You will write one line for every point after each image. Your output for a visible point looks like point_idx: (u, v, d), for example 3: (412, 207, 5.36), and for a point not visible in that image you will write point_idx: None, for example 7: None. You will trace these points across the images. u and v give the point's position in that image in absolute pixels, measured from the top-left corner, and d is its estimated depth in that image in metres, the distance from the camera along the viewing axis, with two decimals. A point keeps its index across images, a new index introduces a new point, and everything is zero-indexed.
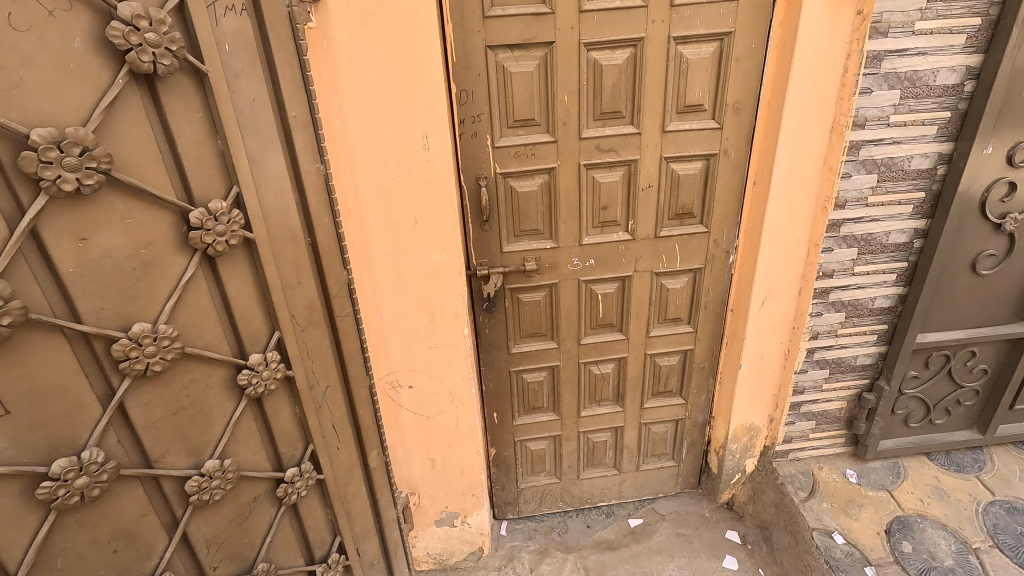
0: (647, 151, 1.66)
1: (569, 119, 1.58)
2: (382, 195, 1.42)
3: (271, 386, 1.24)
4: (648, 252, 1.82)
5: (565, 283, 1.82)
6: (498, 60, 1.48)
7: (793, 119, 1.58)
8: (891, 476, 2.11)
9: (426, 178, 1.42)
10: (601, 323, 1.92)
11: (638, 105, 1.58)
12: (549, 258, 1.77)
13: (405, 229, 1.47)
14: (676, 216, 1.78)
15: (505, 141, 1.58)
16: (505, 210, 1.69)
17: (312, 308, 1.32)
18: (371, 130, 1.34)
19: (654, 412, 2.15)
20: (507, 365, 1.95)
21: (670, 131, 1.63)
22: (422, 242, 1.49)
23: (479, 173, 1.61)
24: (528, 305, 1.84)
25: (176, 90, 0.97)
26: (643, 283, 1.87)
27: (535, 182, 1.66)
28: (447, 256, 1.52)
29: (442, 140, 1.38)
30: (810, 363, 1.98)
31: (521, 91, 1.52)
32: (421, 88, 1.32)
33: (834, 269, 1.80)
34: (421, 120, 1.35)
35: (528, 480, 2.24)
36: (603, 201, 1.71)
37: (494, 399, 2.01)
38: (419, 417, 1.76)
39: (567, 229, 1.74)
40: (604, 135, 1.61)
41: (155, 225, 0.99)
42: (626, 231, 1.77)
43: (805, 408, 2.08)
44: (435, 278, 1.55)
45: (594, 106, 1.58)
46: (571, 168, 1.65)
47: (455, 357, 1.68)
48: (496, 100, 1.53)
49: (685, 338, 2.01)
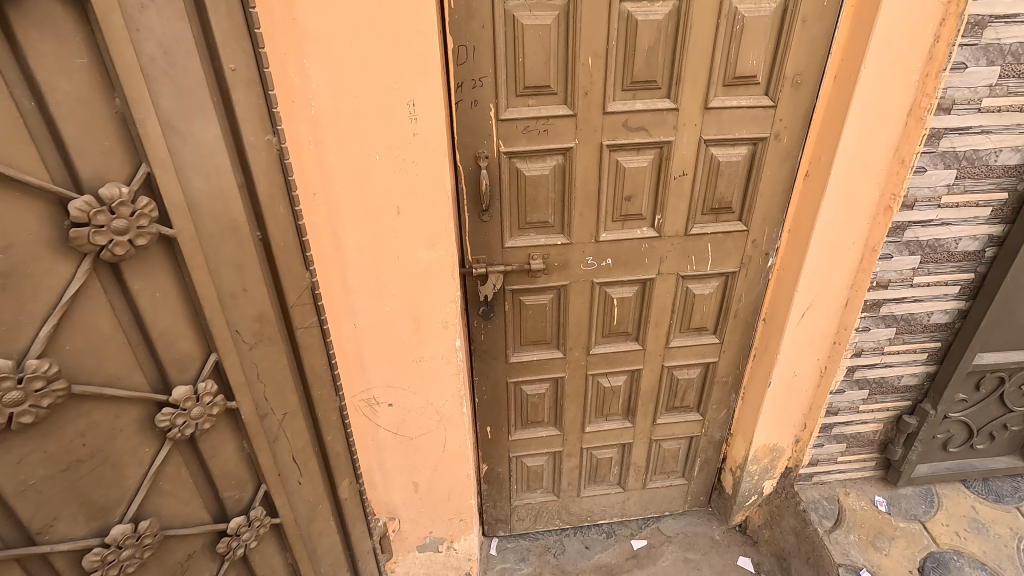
0: (684, 132, 1.36)
1: (593, 88, 1.27)
2: (357, 176, 1.12)
3: (207, 425, 0.97)
4: (675, 253, 1.54)
5: (576, 285, 1.55)
6: (508, 8, 1.16)
7: (867, 98, 1.29)
8: (924, 505, 1.93)
9: (412, 157, 1.12)
10: (614, 332, 1.66)
11: (677, 73, 1.28)
12: (559, 256, 1.49)
13: (386, 219, 1.18)
14: (711, 211, 1.49)
15: (512, 113, 1.28)
16: (510, 198, 1.39)
17: (263, 321, 1.05)
18: (339, 90, 1.03)
19: (667, 428, 1.92)
20: (504, 376, 1.69)
21: (713, 108, 1.33)
22: (407, 236, 1.20)
23: (478, 151, 1.31)
24: (532, 309, 1.57)
25: (42, 22, 0.67)
26: (667, 288, 1.60)
27: (546, 164, 1.36)
28: (437, 254, 1.24)
29: (435, 110, 1.08)
30: (849, 382, 1.75)
31: (535, 50, 1.21)
32: (409, 39, 1.01)
33: (890, 279, 1.55)
34: (407, 82, 1.04)
35: (523, 497, 2.01)
36: (627, 191, 1.42)
37: (489, 412, 1.76)
38: (400, 438, 1.50)
39: (582, 223, 1.45)
40: (634, 110, 1.31)
41: (18, 219, 0.70)
42: (651, 227, 1.49)
43: (836, 430, 1.85)
44: (422, 280, 1.27)
45: (623, 74, 1.27)
46: (591, 149, 1.35)
47: (445, 373, 1.41)
48: (503, 62, 1.22)
49: (707, 350, 1.75)
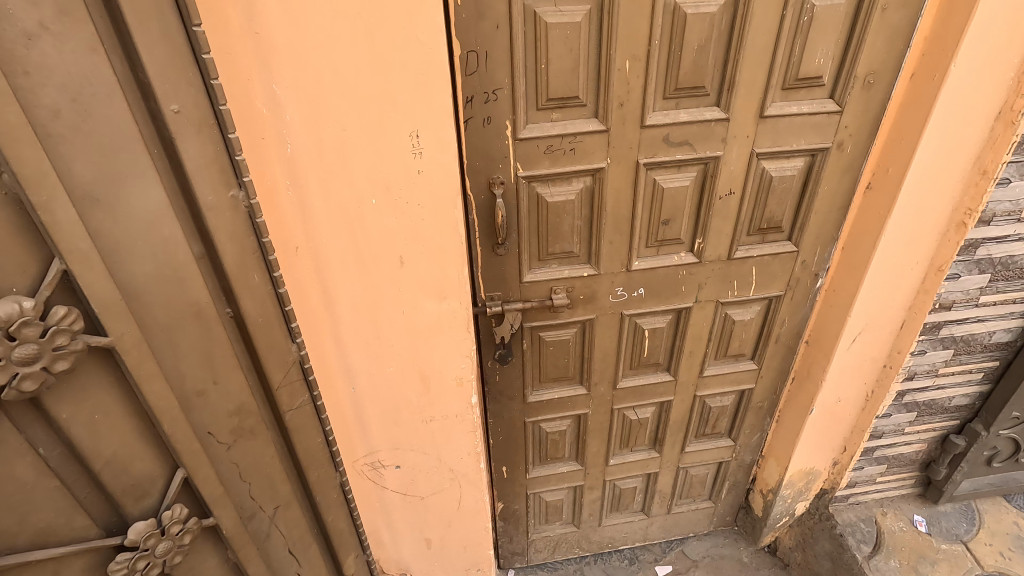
0: (734, 145, 1.15)
1: (629, 98, 1.05)
2: (347, 223, 0.90)
3: (178, 556, 0.78)
4: (715, 278, 1.35)
5: (604, 318, 1.36)
6: (527, 3, 0.93)
7: (952, 101, 1.08)
8: (965, 523, 1.82)
9: (415, 198, 0.90)
10: (643, 364, 1.49)
11: (730, 77, 1.06)
12: (585, 288, 1.29)
13: (386, 271, 0.96)
14: (759, 231, 1.30)
15: (532, 130, 1.06)
16: (529, 227, 1.18)
17: (242, 413, 0.84)
18: (321, 120, 0.80)
19: (696, 456, 1.77)
20: (522, 416, 1.51)
21: (770, 116, 1.12)
22: (412, 289, 0.99)
23: (492, 176, 1.09)
24: (553, 345, 1.38)
25: None
26: (704, 316, 1.41)
27: (572, 187, 1.15)
28: (447, 307, 1.03)
29: (443, 140, 0.85)
30: (897, 406, 1.59)
31: (562, 54, 0.98)
32: (409, 53, 0.78)
33: (955, 299, 1.38)
34: (407, 107, 0.82)
35: (542, 530, 1.87)
36: (665, 213, 1.22)
37: (505, 451, 1.59)
38: (410, 498, 1.33)
39: (612, 251, 1.25)
40: (677, 122, 1.09)
41: None
42: (690, 252, 1.30)
43: (878, 453, 1.72)
44: (430, 336, 1.06)
45: (666, 79, 1.05)
46: (625, 169, 1.14)
47: (459, 430, 1.23)
48: (523, 69, 0.99)
49: (744, 377, 1.59)
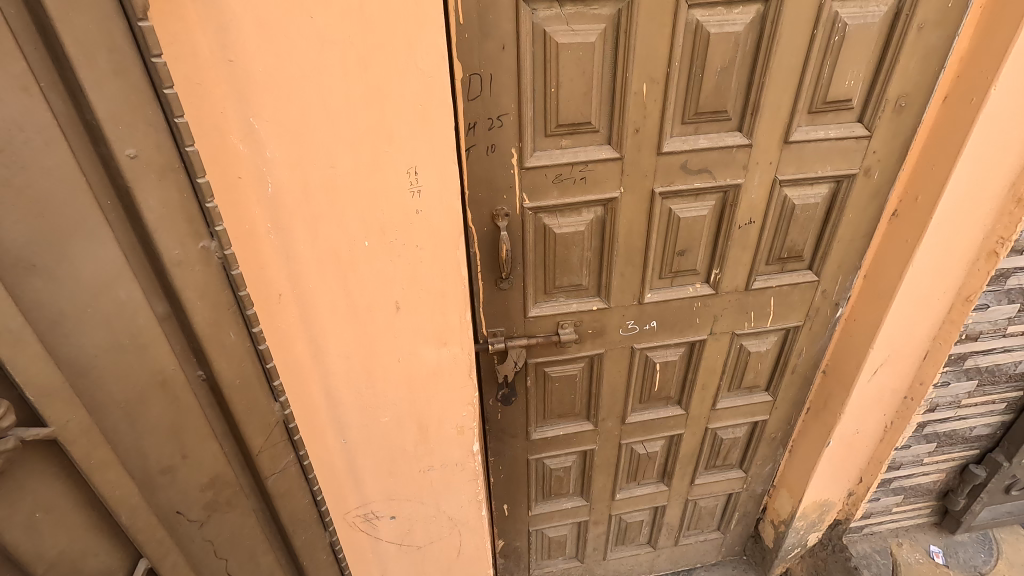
0: (756, 172, 1.06)
1: (646, 123, 0.96)
2: (336, 268, 0.80)
3: None
4: (731, 310, 1.27)
5: (613, 352, 1.27)
6: (536, 22, 0.85)
7: (989, 127, 1.01)
8: (983, 554, 1.76)
9: (413, 239, 0.80)
10: (654, 397, 1.40)
11: (753, 100, 0.98)
12: (594, 322, 1.21)
13: (380, 317, 0.87)
14: (779, 260, 1.21)
15: (539, 158, 0.97)
16: (535, 259, 1.09)
17: (217, 486, 0.74)
18: (307, 158, 0.71)
19: (706, 488, 1.69)
20: (525, 453, 1.42)
21: (795, 142, 1.04)
22: (408, 336, 0.90)
23: (495, 207, 1.00)
24: (559, 381, 1.29)
25: None
26: (718, 347, 1.33)
27: (583, 217, 1.06)
28: (447, 353, 0.94)
29: (444, 176, 0.76)
30: (917, 437, 1.52)
31: (573, 76, 0.90)
32: (406, 81, 0.68)
33: (983, 330, 1.31)
34: (403, 142, 0.72)
35: (543, 565, 1.78)
36: (681, 244, 1.13)
37: (506, 489, 1.49)
38: (405, 549, 1.23)
39: (624, 284, 1.16)
40: (696, 149, 1.01)
41: None
42: (705, 282, 1.21)
43: (895, 484, 1.64)
44: (429, 383, 0.97)
45: (686, 103, 0.96)
46: (639, 198, 1.05)
47: (459, 478, 1.13)
48: (530, 94, 0.90)
49: (758, 408, 1.51)
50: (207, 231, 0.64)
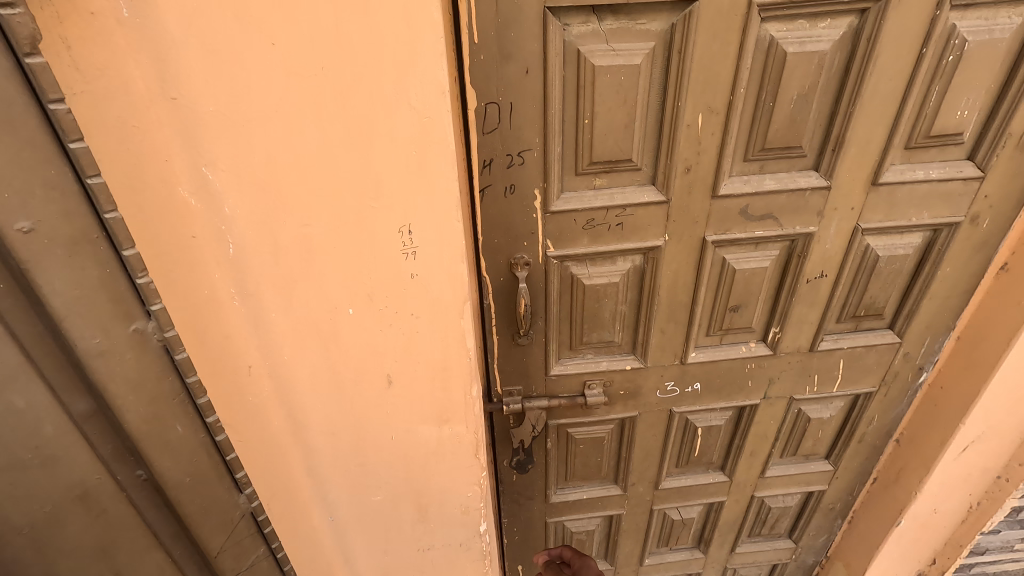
0: (834, 218, 0.87)
1: (699, 161, 0.79)
2: (315, 338, 0.67)
3: None
4: (790, 372, 1.08)
5: (648, 415, 1.10)
6: (568, 41, 0.69)
7: None
8: None
9: (408, 307, 0.66)
10: (693, 462, 1.22)
11: (835, 135, 0.79)
12: (626, 382, 1.04)
13: (370, 392, 0.73)
14: (853, 318, 1.02)
15: (567, 200, 0.81)
16: (560, 313, 0.94)
17: None
18: (275, 213, 0.57)
19: (748, 557, 1.49)
20: (542, 516, 1.26)
21: (885, 184, 0.85)
22: (403, 412, 0.76)
23: (514, 255, 0.85)
24: (584, 444, 1.13)
25: None
26: (772, 412, 1.14)
27: (618, 267, 0.89)
28: (450, 430, 0.79)
29: (446, 236, 0.62)
30: (1008, 522, 1.28)
31: (612, 106, 0.74)
32: (398, 123, 0.54)
33: None
34: (395, 195, 0.58)
35: None
36: (735, 299, 0.95)
37: (520, 551, 1.34)
38: None
39: (663, 342, 0.99)
40: (760, 191, 0.83)
41: None
42: (761, 341, 1.03)
43: (977, 570, 1.40)
44: (428, 462, 0.82)
45: (750, 137, 0.79)
46: (687, 247, 0.88)
47: (463, 558, 0.98)
48: (559, 126, 0.75)
49: (815, 478, 1.30)
50: (141, 311, 0.51)
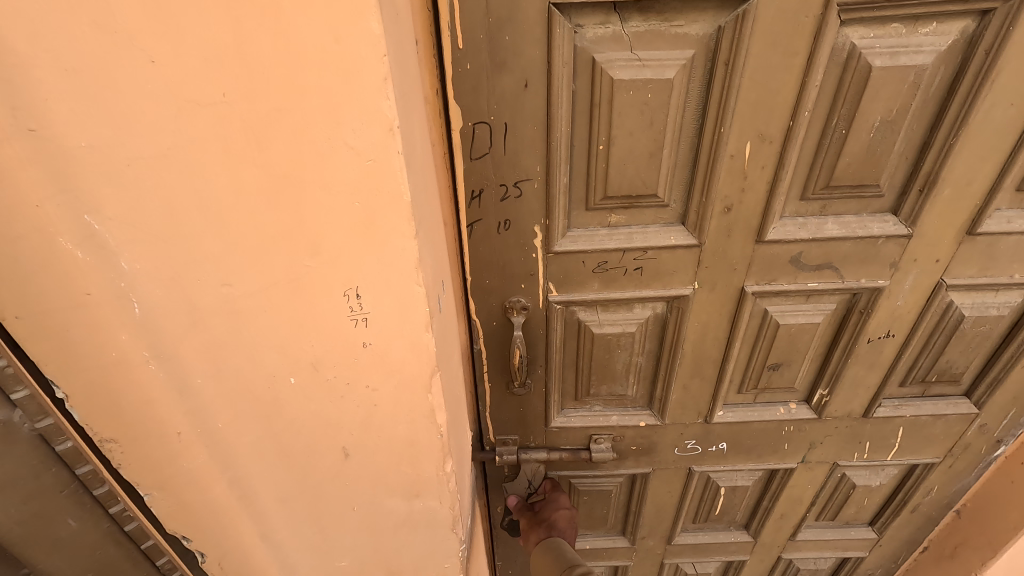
0: (910, 272, 0.70)
1: (744, 199, 0.63)
2: (253, 408, 0.55)
3: None
4: (837, 437, 0.91)
5: (662, 472, 0.96)
6: (581, 46, 0.54)
7: None
8: None
9: (364, 378, 0.54)
10: (713, 519, 1.08)
11: (924, 172, 0.62)
12: (638, 438, 0.90)
13: (323, 463, 0.62)
14: (920, 383, 0.84)
15: (575, 238, 0.67)
16: (563, 361, 0.80)
17: None
18: (185, 271, 0.45)
19: None
20: None
21: (984, 234, 0.66)
22: (365, 484, 0.65)
23: (509, 298, 0.72)
24: (588, 496, 1.00)
25: None
26: (811, 477, 0.98)
27: (634, 315, 0.74)
28: (421, 505, 0.68)
29: (408, 303, 0.49)
30: None
31: (635, 129, 0.58)
32: (337, 167, 0.41)
33: None
34: (339, 253, 0.45)
35: None
36: (776, 356, 0.79)
37: None
38: None
39: (685, 398, 0.84)
40: (819, 236, 0.66)
41: None
42: (804, 401, 0.87)
43: None
44: (397, 534, 0.71)
45: (812, 172, 0.62)
46: (721, 297, 0.72)
47: None
48: (566, 152, 0.60)
49: (854, 544, 1.14)
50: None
